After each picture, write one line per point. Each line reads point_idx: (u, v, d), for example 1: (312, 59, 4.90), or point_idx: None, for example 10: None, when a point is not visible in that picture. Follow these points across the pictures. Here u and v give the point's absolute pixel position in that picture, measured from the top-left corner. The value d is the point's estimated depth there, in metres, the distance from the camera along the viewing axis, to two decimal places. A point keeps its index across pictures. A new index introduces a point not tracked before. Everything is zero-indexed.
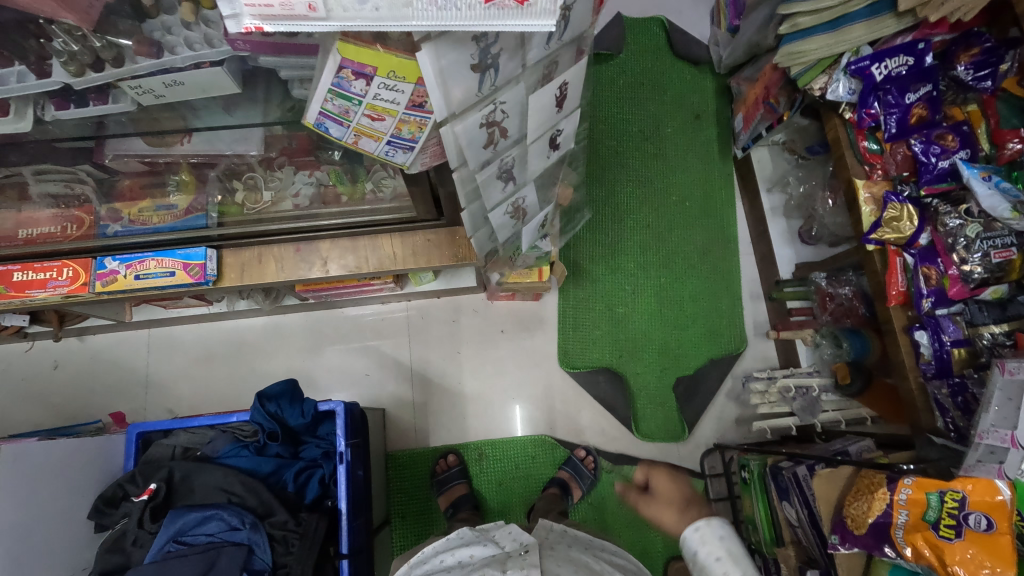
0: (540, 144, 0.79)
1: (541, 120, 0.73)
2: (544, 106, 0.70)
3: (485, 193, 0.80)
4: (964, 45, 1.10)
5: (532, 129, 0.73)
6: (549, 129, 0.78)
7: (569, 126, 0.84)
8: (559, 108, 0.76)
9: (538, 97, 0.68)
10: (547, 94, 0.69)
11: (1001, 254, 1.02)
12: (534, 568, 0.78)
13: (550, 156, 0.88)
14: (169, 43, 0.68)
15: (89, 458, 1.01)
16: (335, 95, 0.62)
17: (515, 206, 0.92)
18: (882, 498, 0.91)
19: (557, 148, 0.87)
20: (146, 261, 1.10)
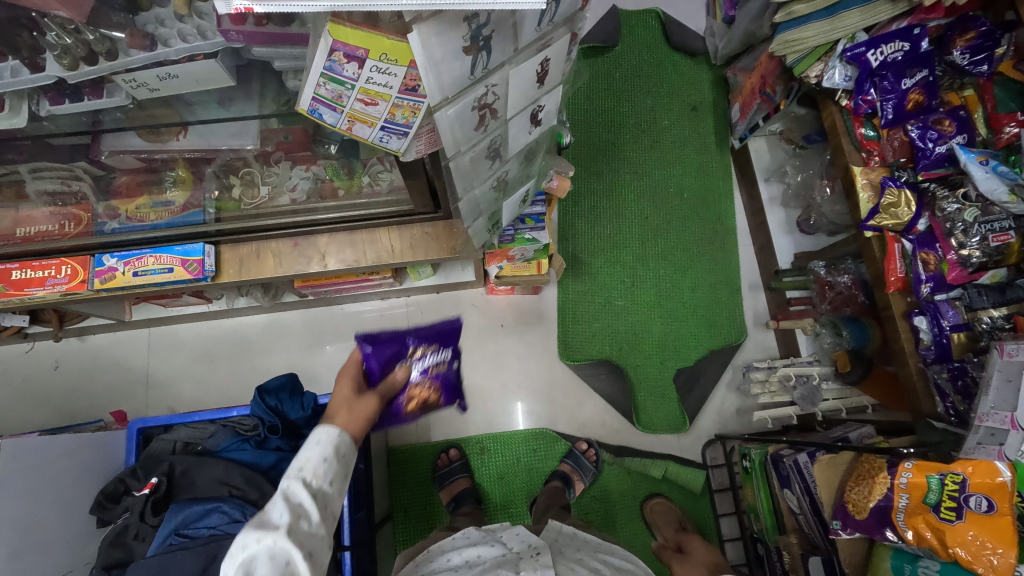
0: (522, 119, 0.78)
1: (522, 95, 0.72)
2: (525, 81, 0.69)
3: (473, 171, 0.81)
4: (960, 29, 1.09)
5: (513, 102, 0.71)
6: (531, 104, 0.76)
7: (552, 101, 0.82)
8: (540, 83, 0.74)
9: (522, 72, 0.66)
10: (528, 71, 0.67)
11: (999, 238, 1.02)
12: (547, 568, 0.78)
13: (530, 132, 0.85)
14: (162, 35, 0.68)
15: (90, 454, 1.01)
16: (329, 80, 0.63)
17: (501, 180, 0.91)
18: (882, 483, 0.90)
19: (539, 124, 0.85)
20: (145, 257, 1.07)
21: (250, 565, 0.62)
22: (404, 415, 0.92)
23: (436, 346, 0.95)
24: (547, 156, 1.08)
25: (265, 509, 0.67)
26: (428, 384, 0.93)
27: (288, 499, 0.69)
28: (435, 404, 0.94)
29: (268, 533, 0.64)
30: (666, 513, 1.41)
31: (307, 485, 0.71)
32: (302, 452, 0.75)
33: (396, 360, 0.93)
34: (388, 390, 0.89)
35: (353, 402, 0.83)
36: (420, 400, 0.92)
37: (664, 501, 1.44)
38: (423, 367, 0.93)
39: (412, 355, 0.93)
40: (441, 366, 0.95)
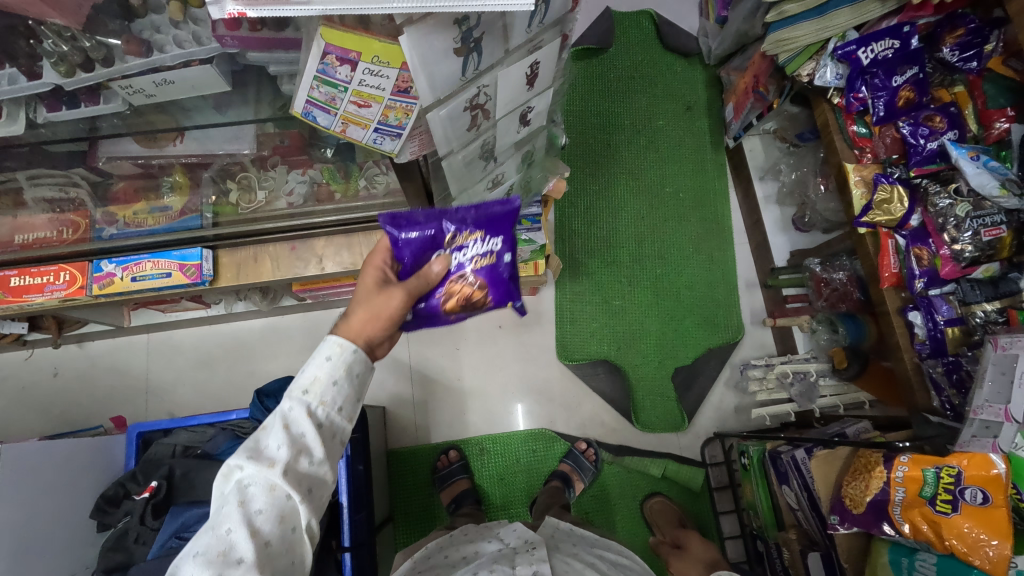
0: (510, 120, 0.79)
1: (510, 96, 0.72)
2: (514, 85, 0.70)
3: (467, 170, 0.85)
4: (949, 27, 1.10)
5: (501, 104, 0.72)
6: (521, 105, 0.77)
7: (542, 103, 0.83)
8: (531, 86, 0.75)
9: (512, 73, 0.67)
10: (518, 74, 0.68)
11: (991, 232, 1.02)
12: (543, 562, 0.78)
13: (520, 131, 0.86)
14: (158, 42, 0.69)
15: (90, 459, 1.02)
16: (322, 82, 0.63)
17: (496, 180, 0.96)
18: (879, 477, 0.91)
19: (527, 124, 0.86)
20: (143, 262, 1.08)
21: (245, 495, 0.59)
22: (439, 317, 0.76)
23: (484, 232, 0.75)
24: (543, 159, 1.11)
25: (264, 434, 0.61)
26: (472, 281, 0.76)
27: (288, 428, 0.61)
28: (480, 304, 0.77)
29: (263, 470, 0.59)
30: (664, 508, 1.42)
31: (311, 415, 0.62)
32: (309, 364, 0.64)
33: (432, 247, 0.74)
34: (420, 285, 0.71)
35: (373, 296, 0.68)
36: (461, 299, 0.76)
37: (664, 500, 1.45)
38: (466, 259, 0.75)
39: (452, 244, 0.74)
40: (489, 260, 0.76)
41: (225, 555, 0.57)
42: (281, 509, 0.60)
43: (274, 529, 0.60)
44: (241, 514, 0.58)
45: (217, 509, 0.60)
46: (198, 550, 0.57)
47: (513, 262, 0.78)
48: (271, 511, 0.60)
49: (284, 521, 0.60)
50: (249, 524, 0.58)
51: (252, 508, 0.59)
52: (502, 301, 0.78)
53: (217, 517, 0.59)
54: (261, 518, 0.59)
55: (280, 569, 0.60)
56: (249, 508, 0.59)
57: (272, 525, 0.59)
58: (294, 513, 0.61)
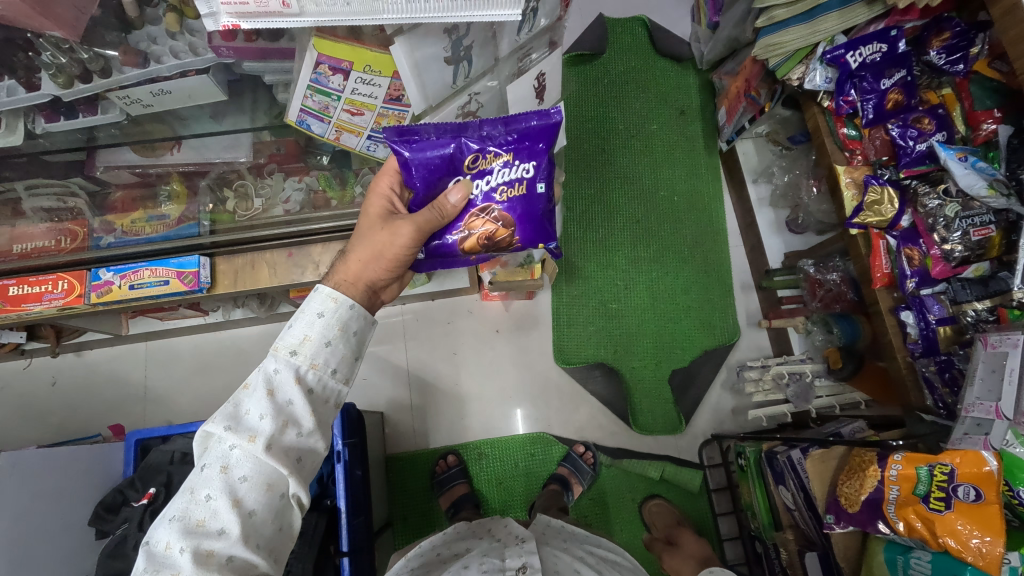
0: None
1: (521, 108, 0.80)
2: (523, 95, 0.77)
3: None
4: (936, 29, 1.12)
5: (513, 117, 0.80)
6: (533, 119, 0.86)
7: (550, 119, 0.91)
8: (539, 97, 0.83)
9: (518, 86, 0.74)
10: (526, 84, 0.75)
11: (980, 231, 1.03)
12: (532, 554, 0.78)
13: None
14: (154, 52, 0.71)
15: (90, 467, 1.02)
16: (315, 91, 0.65)
17: None
18: (874, 475, 0.91)
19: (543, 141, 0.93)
20: (140, 270, 1.05)
21: (228, 462, 0.60)
22: (458, 249, 0.74)
23: (513, 155, 0.69)
24: None
25: (247, 400, 0.61)
26: (496, 214, 0.72)
27: (273, 395, 0.62)
28: (505, 239, 0.74)
29: (244, 441, 0.59)
30: (661, 509, 1.43)
31: (299, 380, 0.63)
32: (300, 323, 0.64)
33: (451, 171, 0.70)
34: (432, 216, 0.68)
35: (379, 231, 0.69)
36: (483, 236, 0.73)
37: (662, 502, 1.45)
38: (490, 187, 0.71)
39: (473, 170, 0.69)
40: (517, 189, 0.71)
41: (205, 523, 0.58)
42: (268, 477, 0.60)
43: (259, 498, 0.60)
44: (224, 481, 0.59)
45: (197, 473, 0.60)
46: (177, 514, 0.58)
47: (546, 192, 0.72)
48: (257, 479, 0.60)
49: (270, 490, 0.61)
50: (232, 492, 0.59)
51: (235, 476, 0.59)
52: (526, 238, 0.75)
53: (197, 482, 0.59)
54: (244, 487, 0.59)
55: (266, 537, 0.60)
56: (231, 476, 0.59)
57: (256, 494, 0.60)
58: (282, 482, 0.61)
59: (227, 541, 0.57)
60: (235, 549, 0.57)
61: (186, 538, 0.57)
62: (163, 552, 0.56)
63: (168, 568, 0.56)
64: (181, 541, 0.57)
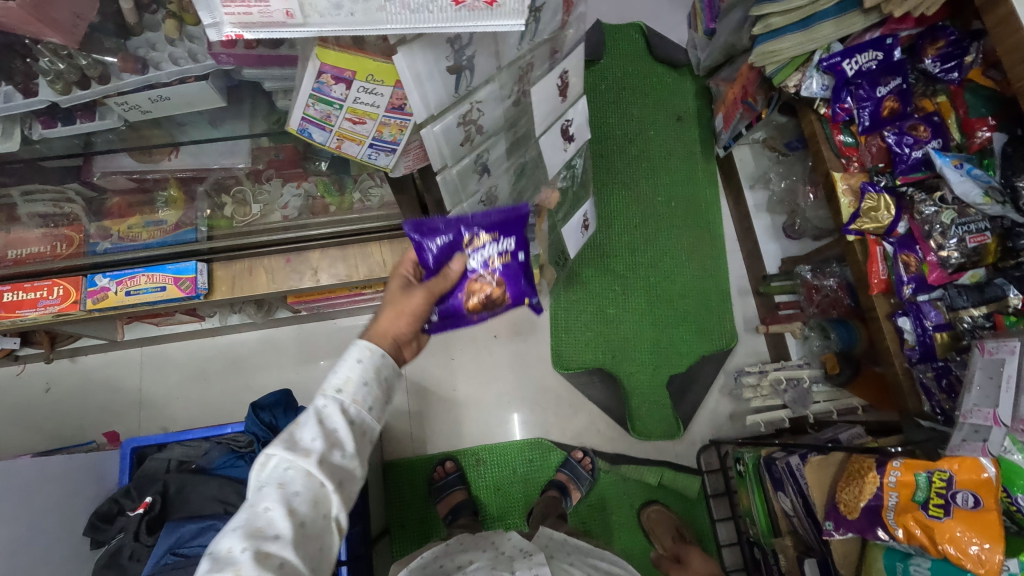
0: (553, 134, 0.91)
1: (547, 110, 0.85)
2: (548, 96, 0.81)
3: (464, 187, 0.84)
4: (930, 38, 1.13)
5: (540, 119, 0.84)
6: (559, 117, 0.90)
7: (578, 115, 0.96)
8: (563, 97, 0.88)
9: (543, 87, 0.79)
10: (551, 84, 0.80)
11: (976, 239, 1.04)
12: (542, 567, 0.80)
13: (567, 147, 1.00)
14: (153, 59, 0.70)
15: (83, 477, 1.01)
16: (317, 100, 0.65)
17: (489, 197, 0.93)
18: (872, 482, 0.92)
19: (570, 138, 0.99)
20: (137, 276, 1.08)
21: (282, 479, 0.58)
22: (462, 311, 0.80)
23: (498, 233, 0.81)
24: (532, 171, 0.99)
25: (297, 426, 0.61)
26: (491, 278, 0.81)
27: (321, 422, 0.62)
28: (502, 298, 0.82)
29: (300, 458, 0.59)
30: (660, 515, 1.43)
31: (344, 412, 0.63)
32: (341, 367, 0.66)
33: (451, 250, 0.79)
34: (440, 284, 0.76)
35: (397, 298, 0.74)
36: (482, 296, 0.80)
37: (661, 508, 1.45)
38: (484, 258, 0.80)
39: (471, 246, 0.79)
40: (504, 258, 0.81)
41: (262, 530, 0.56)
42: (317, 493, 0.59)
43: (309, 512, 0.58)
44: (279, 495, 0.57)
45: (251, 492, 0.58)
46: (236, 524, 0.55)
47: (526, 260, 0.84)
48: (308, 494, 0.58)
49: (318, 506, 0.59)
50: (287, 503, 0.57)
51: (290, 490, 0.58)
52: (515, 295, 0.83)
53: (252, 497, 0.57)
54: (297, 500, 0.58)
55: (310, 557, 0.57)
56: (285, 491, 0.58)
57: (308, 508, 0.58)
58: (328, 502, 0.60)
59: (282, 547, 0.55)
60: (289, 555, 0.55)
61: (247, 539, 0.54)
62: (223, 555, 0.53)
63: (227, 569, 0.52)
64: (241, 543, 0.54)
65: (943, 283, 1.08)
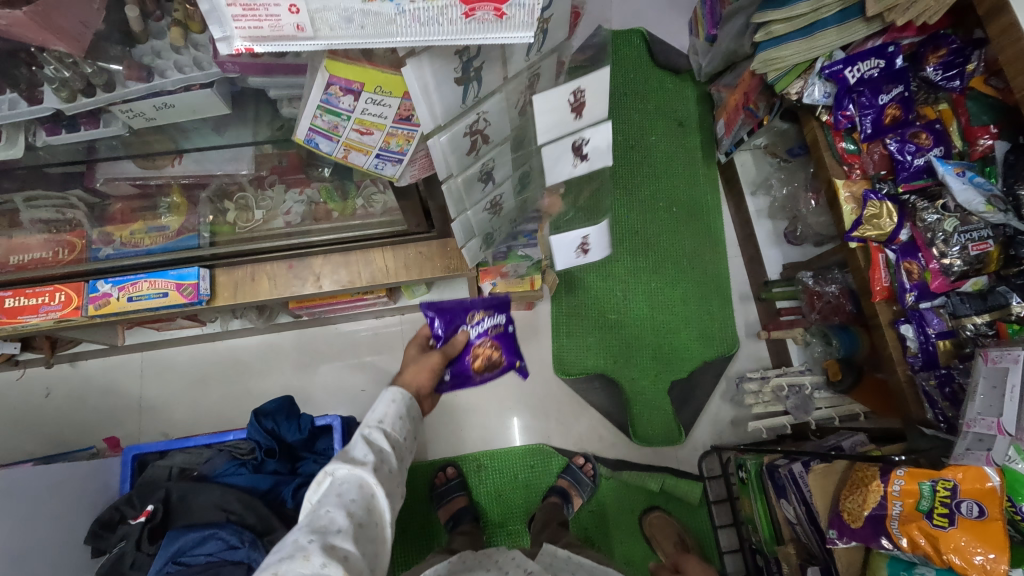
0: (558, 148, 0.77)
1: (550, 121, 0.71)
2: (554, 109, 0.69)
3: (468, 195, 0.84)
4: (932, 46, 1.13)
5: (539, 126, 0.72)
6: (572, 134, 0.76)
7: (600, 138, 0.79)
8: (579, 115, 0.73)
9: (547, 97, 0.67)
10: (558, 97, 0.68)
11: (978, 247, 1.05)
12: None
13: (576, 165, 0.84)
14: (158, 67, 0.70)
15: (82, 484, 1.01)
16: (324, 112, 0.65)
17: (494, 202, 0.93)
18: (876, 490, 0.90)
19: (585, 159, 0.83)
20: (139, 282, 1.08)
21: (340, 489, 0.71)
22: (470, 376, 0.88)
23: (493, 307, 0.88)
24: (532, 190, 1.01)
25: (349, 449, 0.76)
26: (490, 344, 0.88)
27: (370, 443, 0.77)
28: (501, 363, 0.88)
29: (356, 469, 0.72)
30: (662, 521, 1.43)
31: (386, 436, 0.79)
32: (379, 407, 0.82)
33: (453, 322, 0.86)
34: (450, 350, 0.85)
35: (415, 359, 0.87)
36: (484, 361, 0.87)
37: (663, 515, 1.45)
38: (482, 329, 0.87)
39: (471, 320, 0.87)
40: (499, 329, 0.88)
41: (326, 526, 0.66)
42: (369, 501, 0.71)
43: (364, 515, 0.69)
44: (337, 501, 0.69)
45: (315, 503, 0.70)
46: (302, 526, 0.66)
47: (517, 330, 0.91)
48: (362, 500, 0.70)
49: (370, 512, 0.70)
50: (346, 507, 0.68)
51: (347, 497, 0.70)
52: (517, 362, 0.90)
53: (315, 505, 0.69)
54: (354, 504, 0.69)
55: (367, 556, 0.67)
56: (344, 498, 0.70)
57: (362, 511, 0.69)
58: (378, 509, 0.71)
59: (344, 540, 0.65)
60: (350, 548, 0.65)
61: (313, 532, 0.65)
62: (293, 547, 0.63)
63: (299, 554, 0.62)
64: (310, 535, 0.64)
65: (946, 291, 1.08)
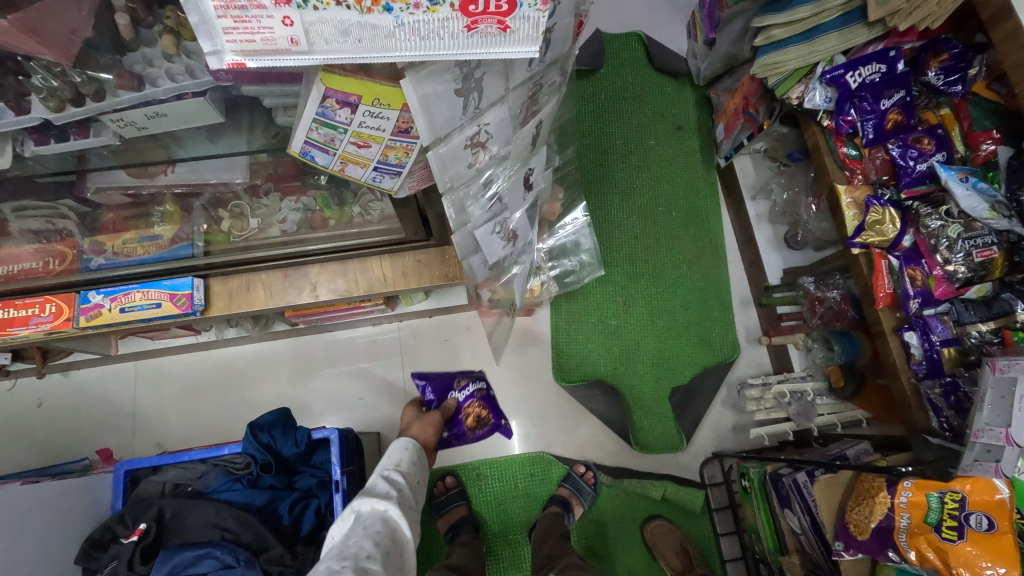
0: (516, 182, 0.88)
1: (515, 156, 0.81)
2: (519, 143, 0.79)
3: (470, 212, 0.82)
4: (933, 51, 1.13)
5: (508, 163, 0.81)
6: (523, 167, 0.88)
7: (538, 164, 0.94)
8: (532, 142, 0.85)
9: (517, 132, 0.76)
10: (522, 132, 0.78)
11: (982, 253, 1.04)
12: None
13: (525, 196, 0.97)
14: (150, 76, 0.67)
15: (73, 501, 0.98)
16: (321, 124, 0.63)
17: (502, 225, 0.93)
18: (882, 502, 0.90)
19: (530, 186, 0.96)
20: (131, 293, 1.06)
21: (365, 521, 0.83)
22: (464, 430, 1.30)
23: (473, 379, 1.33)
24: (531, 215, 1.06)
25: (369, 491, 0.90)
26: (477, 404, 1.31)
27: (386, 484, 0.93)
28: (487, 416, 1.32)
29: (378, 504, 0.86)
30: (663, 529, 1.42)
31: (398, 481, 0.95)
32: (388, 460, 1.01)
33: (447, 390, 1.29)
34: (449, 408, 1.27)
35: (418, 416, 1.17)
36: (475, 415, 1.30)
37: (664, 523, 1.44)
38: (469, 392, 1.31)
39: (458, 387, 1.30)
40: (479, 392, 1.32)
41: (355, 552, 0.76)
42: (390, 530, 0.84)
43: (387, 541, 0.81)
44: (364, 532, 0.81)
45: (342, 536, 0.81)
46: (333, 555, 0.76)
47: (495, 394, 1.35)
48: (385, 530, 0.83)
49: (392, 539, 0.83)
50: (372, 535, 0.81)
51: (372, 527, 0.82)
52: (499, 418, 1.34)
53: (344, 537, 0.80)
54: (378, 532, 0.81)
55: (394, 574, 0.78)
56: (369, 528, 0.82)
57: (386, 538, 0.82)
58: (398, 536, 0.84)
59: (373, 562, 0.76)
60: (378, 568, 0.75)
61: (345, 557, 0.75)
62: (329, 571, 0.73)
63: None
64: (342, 560, 0.74)
65: (949, 297, 1.08)
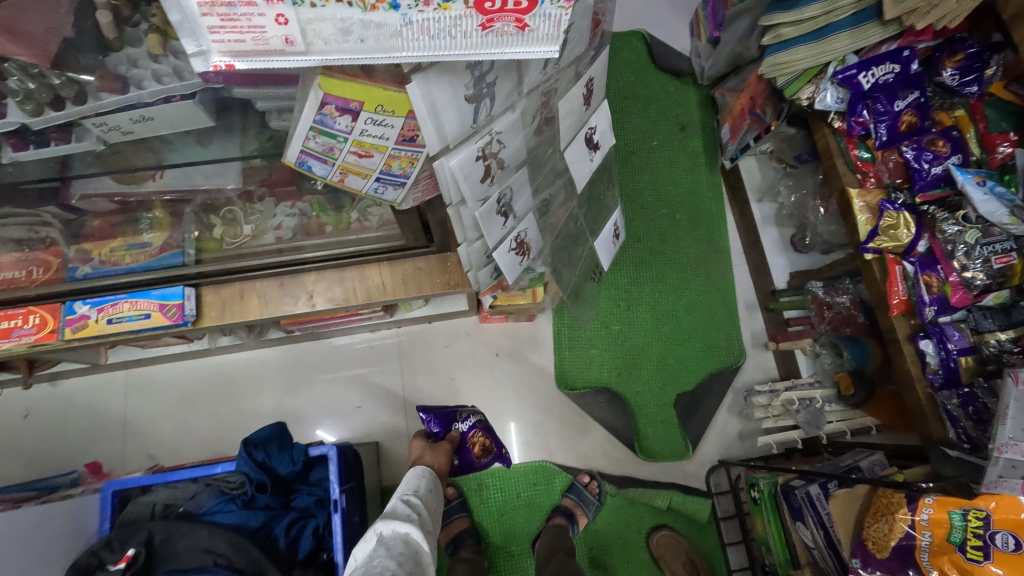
0: (579, 144, 0.85)
1: (573, 119, 0.79)
2: (574, 105, 0.75)
3: (486, 229, 0.77)
4: (948, 50, 1.09)
5: (565, 129, 0.78)
6: (583, 126, 0.84)
7: (600, 123, 0.91)
8: (586, 104, 0.82)
9: (570, 97, 0.72)
10: (575, 93, 0.73)
11: (1002, 259, 1.01)
12: None
13: (592, 158, 0.95)
14: (134, 77, 0.63)
15: (56, 523, 0.93)
16: (318, 133, 0.59)
17: (517, 240, 0.89)
18: (904, 520, 0.88)
19: (595, 147, 0.94)
20: (119, 303, 1.02)
21: (387, 543, 0.83)
22: (472, 459, 1.28)
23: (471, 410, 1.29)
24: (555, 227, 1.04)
25: (388, 515, 0.90)
26: (479, 433, 1.27)
27: (406, 509, 0.93)
28: (491, 444, 1.27)
29: (399, 527, 0.86)
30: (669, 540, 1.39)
31: (417, 505, 0.95)
32: (407, 486, 1.02)
33: (451, 422, 1.27)
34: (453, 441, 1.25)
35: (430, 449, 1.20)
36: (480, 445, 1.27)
37: (670, 533, 1.41)
38: (470, 423, 1.28)
39: (461, 418, 1.28)
40: (479, 422, 1.28)
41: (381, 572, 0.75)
42: (412, 553, 0.83)
43: (410, 563, 0.81)
44: (387, 553, 0.80)
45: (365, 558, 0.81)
46: None
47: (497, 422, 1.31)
48: (407, 552, 0.82)
49: (415, 561, 0.82)
50: (395, 556, 0.80)
51: (395, 549, 0.82)
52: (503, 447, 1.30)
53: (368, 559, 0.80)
54: (401, 554, 0.81)
55: None
56: (392, 549, 0.82)
57: (409, 559, 0.81)
58: (420, 559, 0.84)
59: None
60: None
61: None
62: None
63: None
64: None
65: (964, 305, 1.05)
